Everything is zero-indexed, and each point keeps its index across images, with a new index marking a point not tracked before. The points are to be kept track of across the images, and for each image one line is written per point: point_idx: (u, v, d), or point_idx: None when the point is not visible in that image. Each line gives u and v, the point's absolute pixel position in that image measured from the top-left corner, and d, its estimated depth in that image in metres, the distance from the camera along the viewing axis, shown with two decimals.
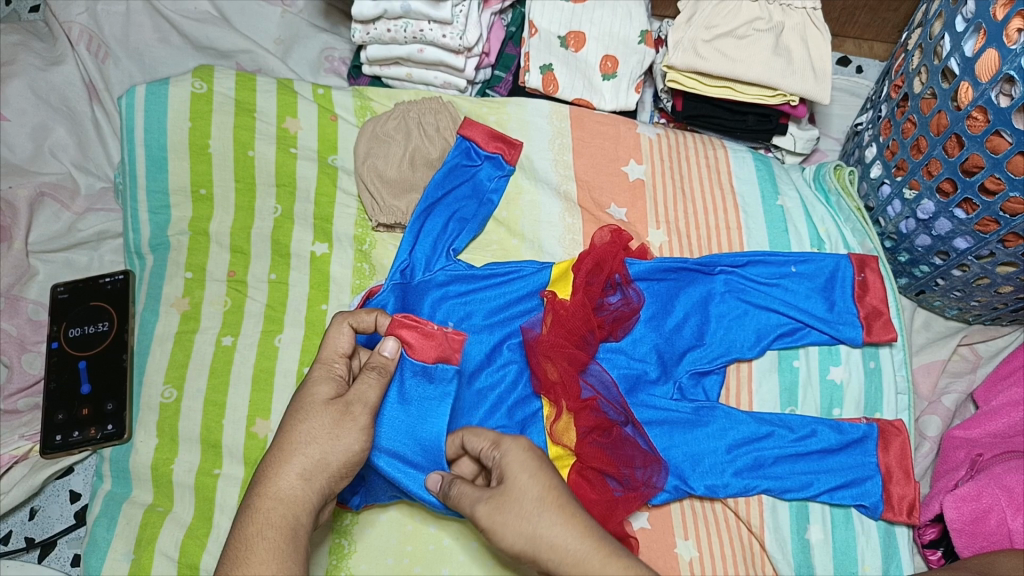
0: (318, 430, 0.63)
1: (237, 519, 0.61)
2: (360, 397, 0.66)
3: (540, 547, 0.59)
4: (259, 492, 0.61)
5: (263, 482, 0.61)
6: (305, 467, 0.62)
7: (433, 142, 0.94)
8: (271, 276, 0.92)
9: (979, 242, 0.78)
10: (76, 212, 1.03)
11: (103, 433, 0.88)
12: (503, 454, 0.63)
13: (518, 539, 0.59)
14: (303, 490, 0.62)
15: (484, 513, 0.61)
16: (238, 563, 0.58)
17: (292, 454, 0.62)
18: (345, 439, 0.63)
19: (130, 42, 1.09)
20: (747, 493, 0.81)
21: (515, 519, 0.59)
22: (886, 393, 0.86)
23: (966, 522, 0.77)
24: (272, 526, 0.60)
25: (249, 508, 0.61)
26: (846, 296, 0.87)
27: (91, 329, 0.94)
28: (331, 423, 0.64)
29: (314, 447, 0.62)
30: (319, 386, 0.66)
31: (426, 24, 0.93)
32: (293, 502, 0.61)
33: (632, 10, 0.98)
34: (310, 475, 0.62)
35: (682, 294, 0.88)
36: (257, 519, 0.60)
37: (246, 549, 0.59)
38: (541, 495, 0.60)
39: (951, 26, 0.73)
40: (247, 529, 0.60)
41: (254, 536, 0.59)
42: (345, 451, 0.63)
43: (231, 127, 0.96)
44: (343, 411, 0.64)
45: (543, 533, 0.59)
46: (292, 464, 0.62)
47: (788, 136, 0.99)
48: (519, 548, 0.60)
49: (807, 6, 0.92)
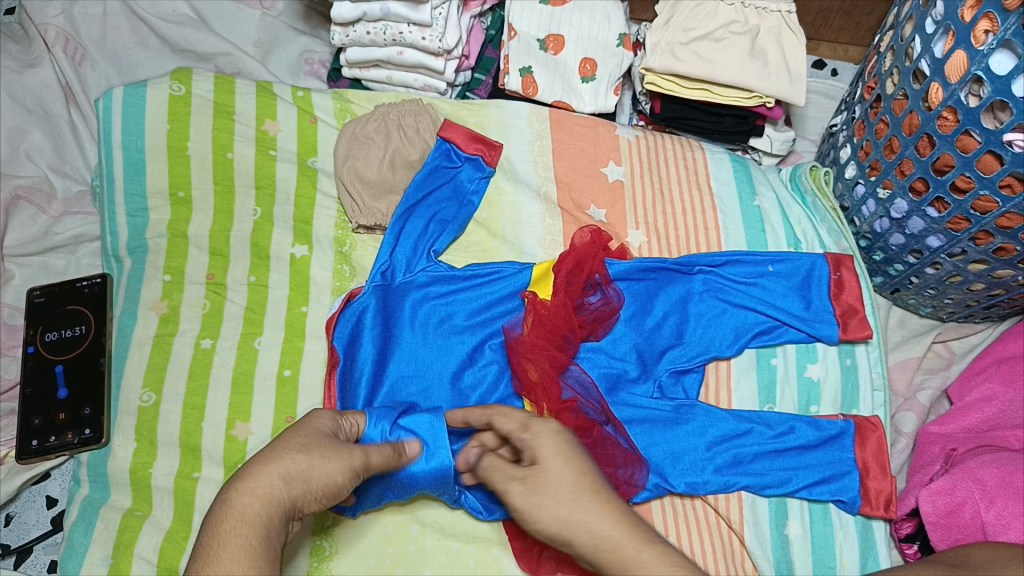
0: (312, 446, 0.64)
1: (210, 513, 0.60)
2: (362, 449, 0.67)
3: (576, 532, 0.58)
4: (239, 484, 0.60)
5: (246, 474, 0.60)
6: (290, 471, 0.61)
7: (413, 144, 0.95)
8: (250, 279, 0.92)
9: (951, 241, 0.80)
10: (53, 216, 1.02)
11: (81, 437, 0.87)
12: (533, 437, 0.64)
13: (553, 521, 0.59)
14: (282, 490, 0.60)
15: (517, 493, 0.61)
16: (208, 558, 0.56)
17: (281, 456, 0.62)
18: (332, 464, 0.64)
19: (108, 44, 1.08)
20: (726, 490, 0.82)
21: (552, 502, 0.59)
22: (862, 390, 0.87)
23: (941, 516, 0.79)
24: (247, 523, 0.58)
25: (225, 503, 0.60)
26: (822, 294, 0.88)
27: (67, 333, 0.93)
28: (326, 446, 0.65)
29: (304, 457, 0.63)
30: (321, 419, 0.69)
31: (406, 27, 0.93)
32: (269, 501, 0.60)
33: (610, 12, 1.00)
34: (291, 480, 0.61)
35: (661, 294, 0.89)
36: (233, 514, 0.58)
37: (221, 540, 0.57)
38: (576, 479, 0.60)
39: (922, 28, 0.74)
40: (221, 523, 0.58)
41: (228, 531, 0.58)
42: (329, 475, 0.63)
43: (210, 129, 0.95)
44: (338, 443, 0.66)
45: (580, 519, 0.58)
46: (277, 464, 0.61)
47: (764, 138, 1.01)
48: (554, 531, 0.59)
49: (782, 10, 0.93)
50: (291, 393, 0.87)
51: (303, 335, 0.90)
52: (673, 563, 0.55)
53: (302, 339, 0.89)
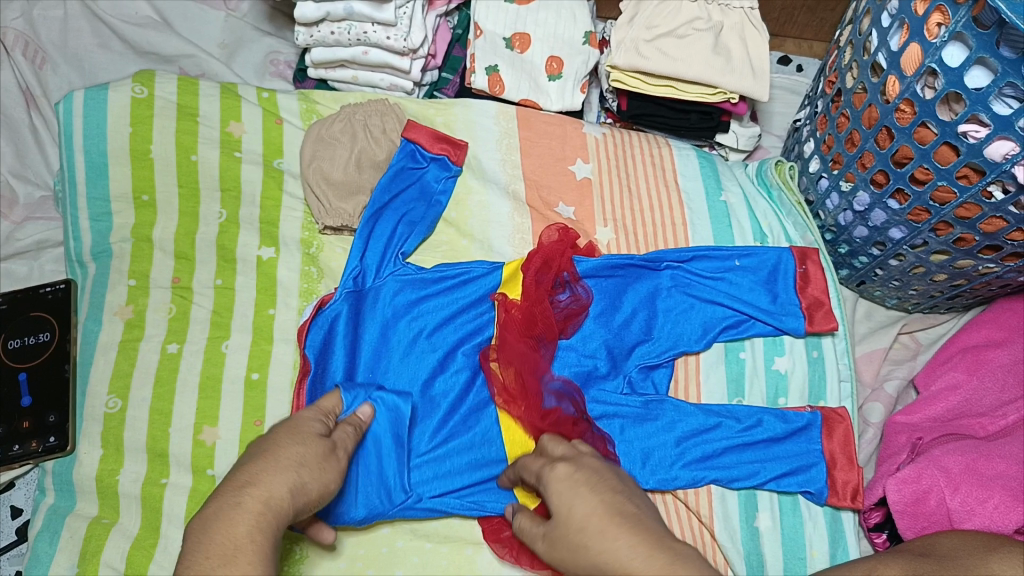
0: (314, 456, 0.64)
1: (217, 519, 0.58)
2: (343, 446, 0.69)
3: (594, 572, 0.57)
4: (251, 493, 0.59)
5: (257, 483, 0.59)
6: (296, 483, 0.61)
7: (379, 144, 0.95)
8: (217, 281, 0.91)
9: (913, 232, 0.81)
10: (14, 222, 1.00)
11: (45, 445, 0.86)
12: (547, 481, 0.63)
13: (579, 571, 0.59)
14: (290, 502, 0.60)
15: (543, 552, 0.62)
16: None
17: (288, 467, 0.61)
18: (329, 475, 0.64)
19: (68, 47, 1.07)
20: (696, 484, 0.82)
21: (569, 553, 0.59)
22: (830, 381, 0.88)
23: (907, 504, 0.79)
24: (258, 533, 0.58)
25: (234, 510, 0.58)
26: (788, 288, 0.89)
27: (31, 340, 0.92)
28: (323, 456, 0.65)
29: (306, 469, 0.63)
30: (313, 422, 0.69)
31: (371, 26, 0.93)
32: (278, 511, 0.59)
33: (576, 11, 1.00)
34: (297, 491, 0.61)
35: (629, 291, 0.90)
36: (246, 524, 0.58)
37: (235, 548, 0.57)
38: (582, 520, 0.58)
39: (877, 22, 0.75)
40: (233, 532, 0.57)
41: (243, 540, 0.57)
42: (327, 486, 0.64)
43: (173, 131, 0.95)
44: (332, 449, 0.67)
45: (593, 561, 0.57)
46: (286, 475, 0.61)
47: (730, 134, 1.01)
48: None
49: (744, 6, 0.94)
50: (260, 396, 0.86)
51: (271, 338, 0.89)
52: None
53: (270, 342, 0.89)
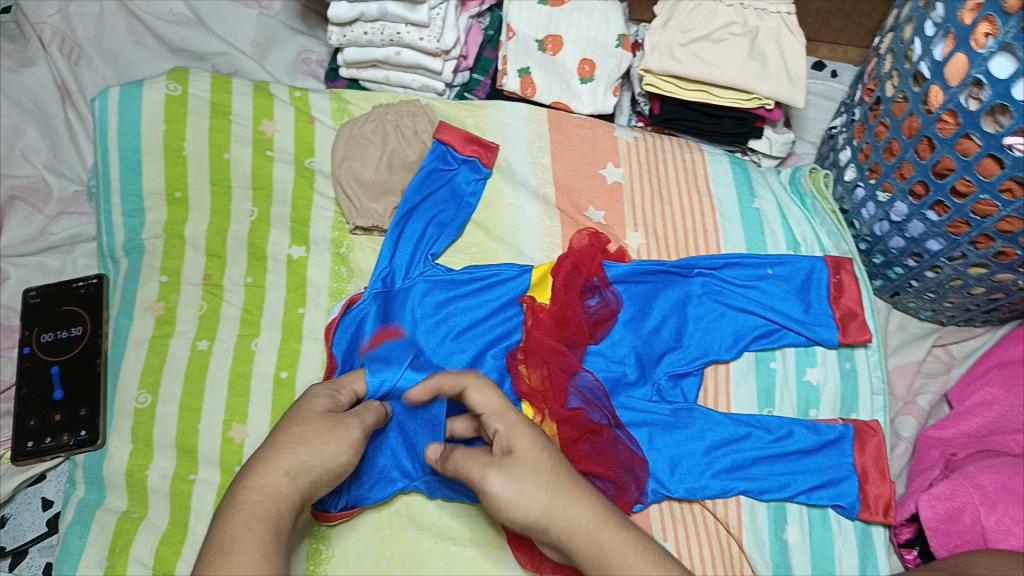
0: (312, 433, 0.65)
1: (219, 512, 0.60)
2: (355, 415, 0.69)
3: (555, 518, 0.58)
4: (245, 485, 0.61)
5: (252, 473, 0.61)
6: (292, 465, 0.62)
7: (411, 144, 0.95)
8: (247, 279, 0.91)
9: (951, 244, 0.79)
10: (49, 216, 1.01)
11: (77, 439, 0.87)
12: (508, 427, 0.63)
13: (534, 507, 0.58)
14: (289, 486, 0.62)
15: (495, 478, 0.59)
16: (223, 552, 0.56)
17: (283, 451, 0.63)
18: (333, 448, 0.65)
19: (104, 43, 1.08)
20: (725, 495, 0.81)
21: (534, 487, 0.58)
22: (862, 393, 0.87)
23: (940, 521, 0.79)
24: (257, 518, 0.59)
25: (233, 500, 0.60)
26: (822, 298, 0.88)
27: (64, 333, 0.92)
28: (325, 431, 0.66)
29: (303, 448, 0.63)
30: (317, 401, 0.69)
31: (404, 26, 0.93)
32: (277, 497, 0.61)
33: (609, 14, 0.99)
34: (295, 473, 0.62)
35: (660, 296, 0.89)
36: (243, 511, 0.59)
37: (231, 538, 0.57)
38: (553, 467, 0.60)
39: (921, 30, 0.74)
40: (231, 521, 0.58)
41: (239, 527, 0.58)
42: (332, 459, 0.64)
43: (207, 130, 0.95)
44: (335, 421, 0.67)
45: (559, 503, 0.58)
46: (281, 461, 0.62)
47: (763, 139, 1.00)
48: (534, 518, 0.58)
49: (781, 11, 0.92)
50: (288, 395, 0.86)
51: (300, 337, 0.89)
52: (644, 548, 0.58)
53: (299, 341, 0.89)
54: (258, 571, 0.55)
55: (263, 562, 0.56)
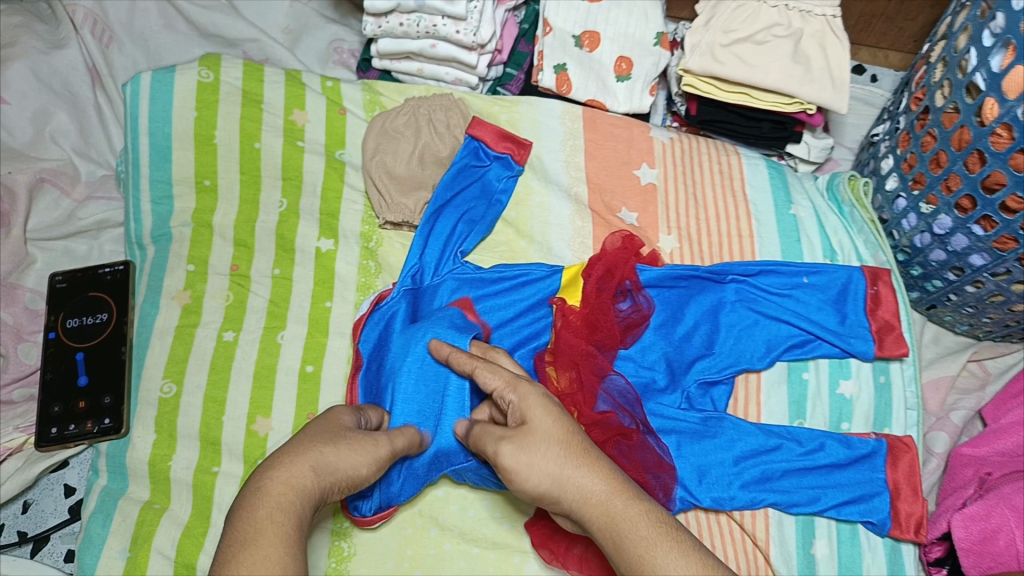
0: (339, 439, 0.63)
1: (241, 502, 0.58)
2: (385, 434, 0.69)
3: (567, 489, 0.58)
4: (271, 475, 0.59)
5: (279, 463, 0.59)
6: (319, 461, 0.60)
7: (443, 140, 0.93)
8: (275, 271, 0.90)
9: (996, 260, 0.78)
10: (76, 200, 1.01)
11: (100, 427, 0.86)
12: (521, 399, 0.62)
13: (544, 479, 0.58)
14: (314, 482, 0.59)
15: (507, 453, 0.59)
16: (246, 543, 0.54)
17: (311, 448, 0.61)
18: (359, 456, 0.64)
19: (135, 27, 1.07)
20: (753, 506, 0.80)
21: (542, 459, 0.58)
22: (896, 408, 0.85)
23: (974, 542, 0.77)
24: (282, 511, 0.57)
25: (258, 490, 0.58)
26: (858, 309, 0.86)
27: (89, 320, 0.92)
28: (351, 439, 0.64)
29: (331, 450, 0.62)
30: (344, 416, 0.69)
31: (441, 19, 0.92)
32: (303, 490, 0.58)
33: (648, 10, 0.97)
34: (321, 471, 0.60)
35: (692, 302, 0.88)
36: (268, 503, 0.57)
37: (255, 530, 0.55)
38: (565, 438, 0.59)
39: (978, 40, 0.72)
40: (254, 512, 0.56)
41: (264, 518, 0.56)
42: (356, 467, 0.63)
43: (238, 118, 0.94)
44: (364, 434, 0.66)
45: (570, 474, 0.58)
46: (308, 456, 0.60)
47: (802, 144, 0.98)
48: (544, 489, 0.58)
49: (827, 14, 0.90)
50: (313, 390, 0.85)
51: (327, 331, 0.88)
52: (656, 520, 0.56)
53: (326, 335, 0.88)
54: (282, 566, 0.53)
55: (287, 556, 0.54)
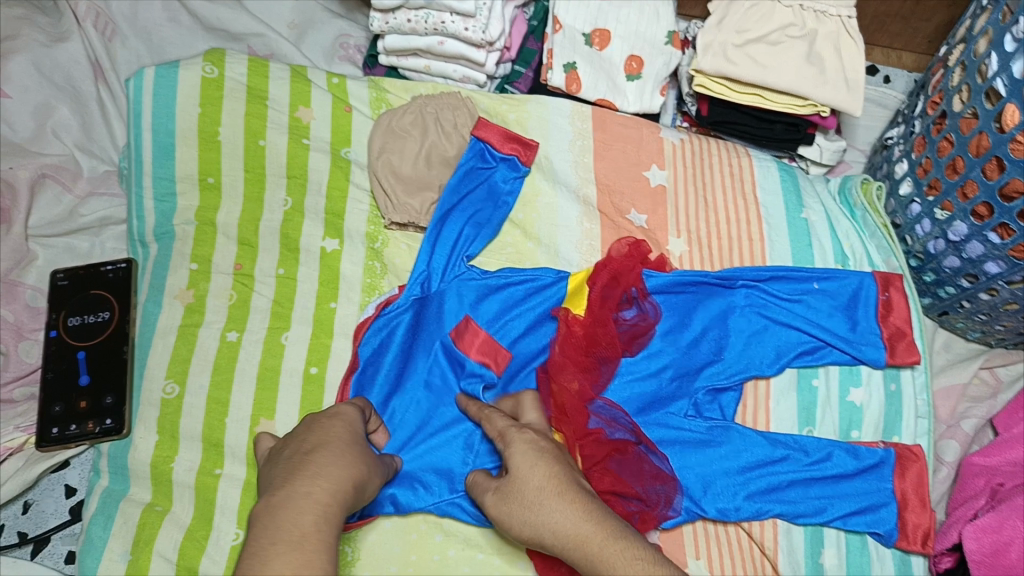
0: (366, 457, 0.65)
1: (284, 504, 0.56)
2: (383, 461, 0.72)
3: (544, 534, 0.60)
4: (318, 482, 0.58)
5: (327, 473, 0.59)
6: (358, 480, 0.62)
7: (450, 139, 0.92)
8: (279, 271, 0.89)
9: (1012, 268, 0.76)
10: (78, 195, 1.00)
11: (102, 427, 0.85)
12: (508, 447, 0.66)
13: (524, 527, 0.62)
14: (349, 497, 0.60)
15: (491, 503, 0.65)
16: (297, 551, 0.54)
17: (351, 464, 0.62)
18: (375, 478, 0.66)
19: (139, 19, 1.05)
20: (759, 517, 0.79)
21: (519, 509, 0.62)
22: (906, 417, 0.84)
23: (985, 554, 0.76)
24: (325, 522, 0.57)
25: (303, 494, 0.57)
26: (869, 315, 0.85)
27: (91, 318, 0.91)
28: (372, 459, 0.66)
29: (362, 468, 0.63)
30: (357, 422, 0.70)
31: (449, 16, 0.90)
32: (343, 504, 0.59)
33: (659, 9, 0.95)
34: (354, 488, 0.61)
35: (700, 308, 0.86)
36: (316, 509, 0.57)
37: (304, 537, 0.55)
38: (540, 485, 0.61)
39: (999, 44, 0.70)
40: (302, 517, 0.56)
41: (312, 526, 0.55)
42: (371, 488, 0.65)
43: (243, 115, 0.93)
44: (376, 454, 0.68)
45: (545, 521, 0.60)
46: (349, 471, 0.61)
47: (814, 147, 0.97)
48: (526, 536, 0.61)
49: (842, 15, 0.89)
50: (317, 391, 0.84)
51: (331, 333, 0.87)
52: (634, 557, 0.56)
53: (330, 337, 0.87)
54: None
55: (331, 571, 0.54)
